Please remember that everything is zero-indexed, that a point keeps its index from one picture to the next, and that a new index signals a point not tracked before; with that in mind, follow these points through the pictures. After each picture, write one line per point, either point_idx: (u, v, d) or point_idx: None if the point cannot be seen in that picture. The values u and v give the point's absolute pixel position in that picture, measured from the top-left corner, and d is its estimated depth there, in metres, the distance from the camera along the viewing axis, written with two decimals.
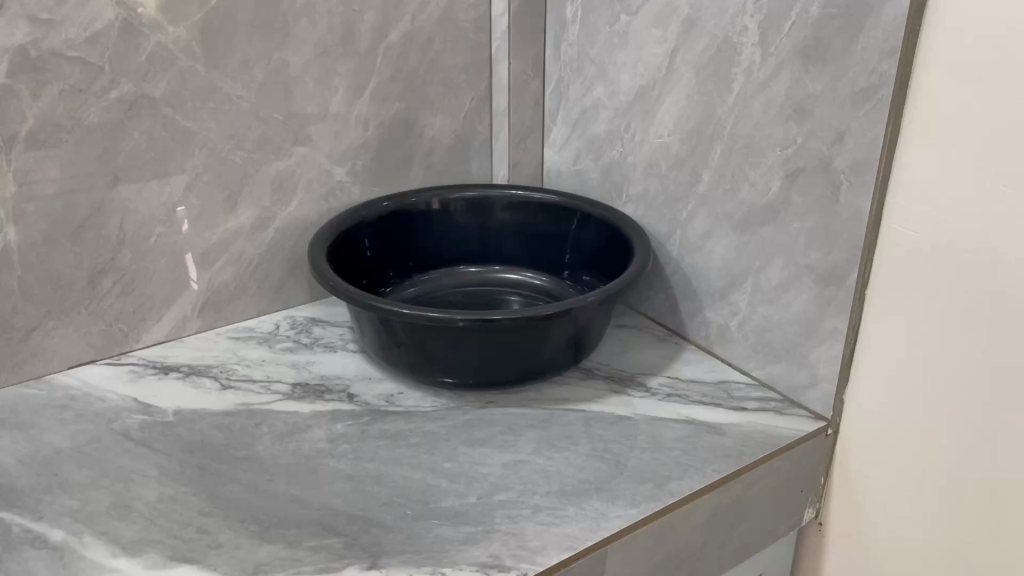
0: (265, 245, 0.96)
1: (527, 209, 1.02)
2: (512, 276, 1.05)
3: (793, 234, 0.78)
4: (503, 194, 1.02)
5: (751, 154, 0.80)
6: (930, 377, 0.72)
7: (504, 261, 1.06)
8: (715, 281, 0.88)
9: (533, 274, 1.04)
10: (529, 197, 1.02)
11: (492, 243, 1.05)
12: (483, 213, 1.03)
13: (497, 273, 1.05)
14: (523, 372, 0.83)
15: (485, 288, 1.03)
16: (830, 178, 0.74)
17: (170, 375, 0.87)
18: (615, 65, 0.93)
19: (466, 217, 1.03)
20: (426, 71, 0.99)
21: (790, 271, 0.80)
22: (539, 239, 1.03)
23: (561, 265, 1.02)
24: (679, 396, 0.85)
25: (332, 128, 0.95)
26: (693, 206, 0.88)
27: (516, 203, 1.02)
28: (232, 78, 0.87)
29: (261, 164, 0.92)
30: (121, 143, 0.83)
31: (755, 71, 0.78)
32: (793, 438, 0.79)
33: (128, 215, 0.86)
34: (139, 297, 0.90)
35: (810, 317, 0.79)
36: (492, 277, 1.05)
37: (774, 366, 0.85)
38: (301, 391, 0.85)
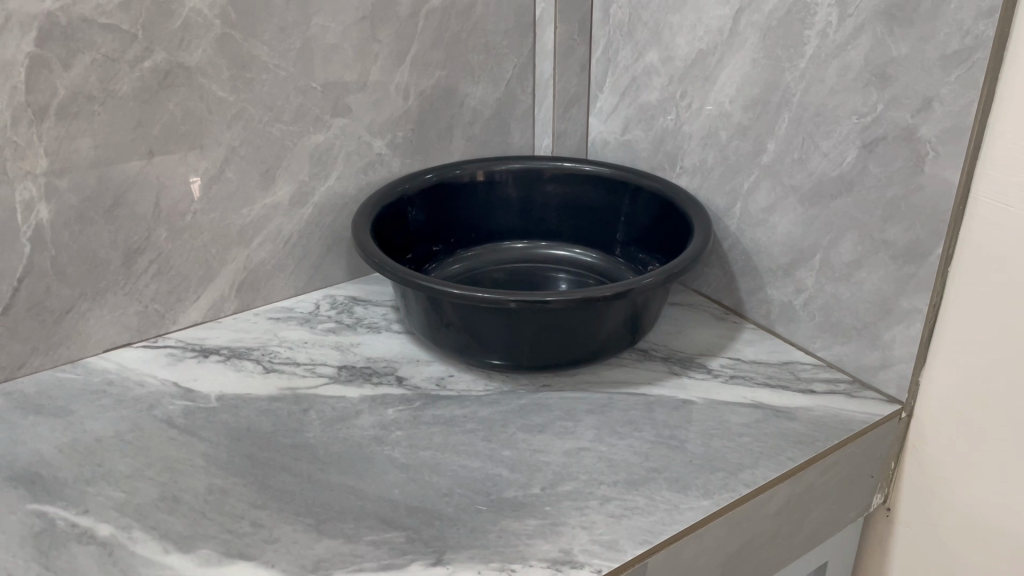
0: (303, 222, 0.92)
1: (575, 181, 0.98)
2: (560, 253, 1.01)
3: (870, 208, 0.74)
4: (550, 164, 0.98)
5: (823, 123, 0.75)
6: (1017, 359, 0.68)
7: (550, 237, 1.01)
8: (779, 257, 0.84)
9: (582, 250, 1.00)
10: (577, 168, 0.97)
11: (538, 217, 1.01)
12: (528, 186, 0.99)
13: (543, 249, 1.01)
14: (578, 354, 0.79)
15: (532, 266, 0.99)
16: (913, 148, 0.69)
17: (210, 359, 0.84)
18: (671, 29, 0.88)
19: (511, 189, 0.99)
20: (468, 36, 0.95)
21: (864, 246, 0.76)
22: (587, 213, 0.99)
23: (611, 241, 0.98)
24: (743, 378, 0.81)
25: (371, 97, 0.91)
26: (756, 178, 0.84)
27: (563, 174, 0.98)
28: (269, 45, 0.82)
29: (300, 136, 0.88)
30: (155, 115, 0.79)
31: (829, 34, 0.73)
32: (867, 423, 0.75)
33: (163, 192, 0.82)
34: (176, 276, 0.86)
35: (886, 295, 0.75)
36: (538, 254, 1.01)
37: (842, 346, 0.81)
38: (348, 374, 0.81)
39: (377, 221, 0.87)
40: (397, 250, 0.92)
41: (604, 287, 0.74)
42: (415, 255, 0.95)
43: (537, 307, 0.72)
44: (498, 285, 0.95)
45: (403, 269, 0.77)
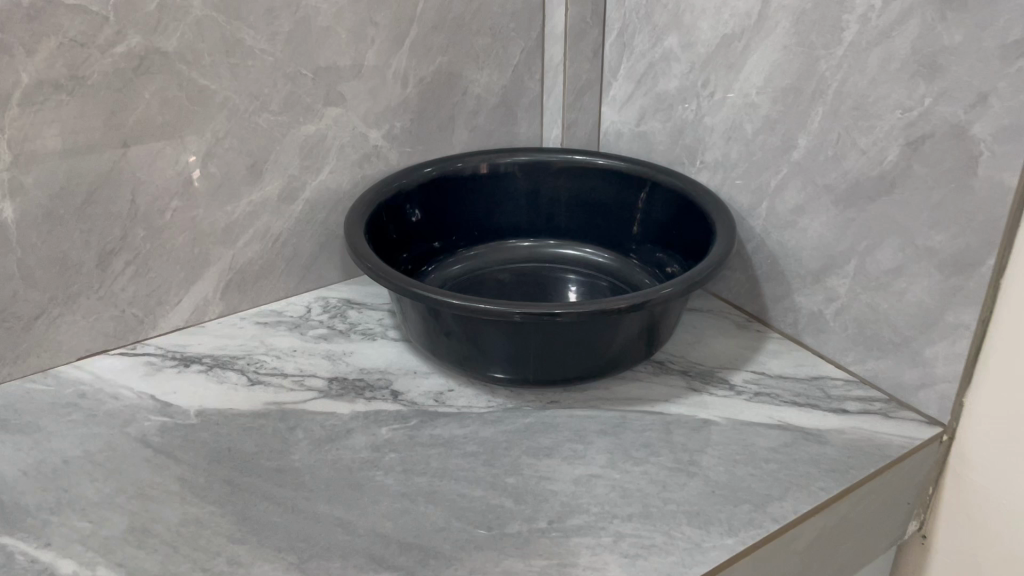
0: (294, 219, 0.85)
1: (586, 176, 0.92)
2: (570, 253, 0.94)
3: (913, 212, 0.67)
4: (560, 158, 0.91)
5: (862, 118, 0.68)
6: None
7: (559, 235, 0.95)
8: (809, 263, 0.77)
9: (593, 250, 0.94)
10: (588, 162, 0.91)
11: (546, 213, 0.94)
12: (536, 180, 0.93)
13: (550, 249, 0.95)
14: (588, 368, 0.73)
15: (539, 266, 0.93)
16: (964, 147, 0.62)
17: (191, 369, 0.78)
18: (693, 12, 0.81)
19: (517, 184, 0.93)
20: (472, 18, 0.87)
21: (905, 254, 0.69)
22: (599, 210, 0.93)
23: (624, 240, 0.92)
24: (769, 395, 0.74)
25: (367, 85, 0.84)
26: (784, 176, 0.77)
27: (574, 168, 0.92)
28: (255, 28, 0.75)
29: (289, 128, 0.81)
30: (129, 105, 0.72)
31: (871, 19, 0.65)
32: (905, 449, 0.68)
33: (140, 188, 0.76)
34: (155, 279, 0.80)
35: (928, 308, 0.68)
36: (547, 253, 0.95)
37: (877, 361, 0.74)
38: (339, 388, 0.75)
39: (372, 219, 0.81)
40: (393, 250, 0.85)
41: (618, 298, 0.67)
42: (415, 255, 0.88)
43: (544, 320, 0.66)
44: (502, 287, 0.89)
45: (398, 275, 0.70)
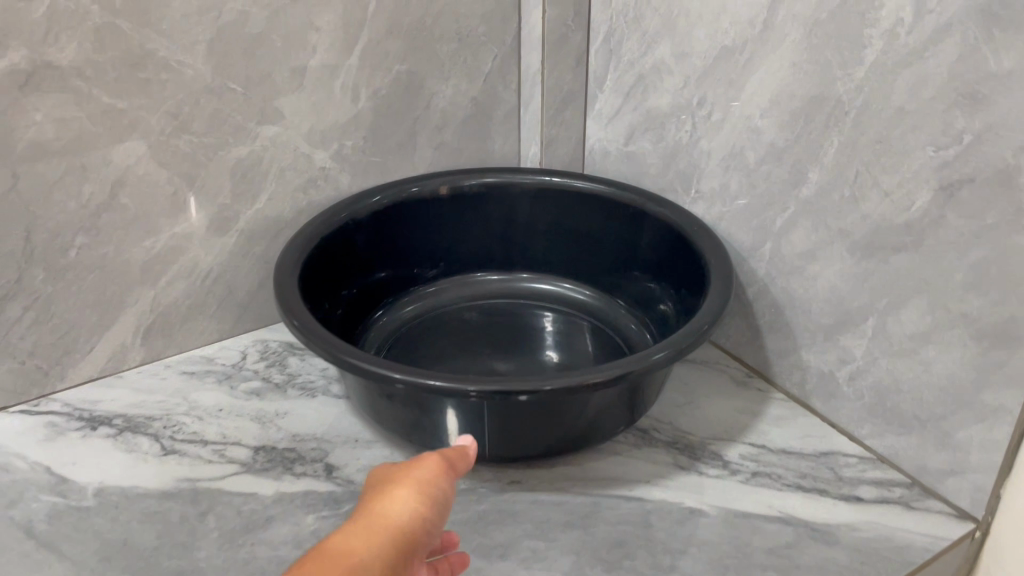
0: (226, 253, 0.74)
1: (564, 202, 0.80)
2: (546, 288, 0.84)
3: (947, 270, 0.55)
4: (534, 180, 0.80)
5: (886, 154, 0.57)
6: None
7: (534, 268, 0.84)
8: (820, 317, 0.65)
9: (572, 285, 0.83)
10: (567, 186, 0.79)
11: (521, 244, 0.83)
12: (507, 205, 0.81)
13: (523, 282, 0.84)
14: (554, 443, 0.61)
15: (511, 304, 0.82)
16: (1015, 198, 0.50)
17: (97, 434, 0.67)
18: (688, 17, 0.69)
19: (485, 210, 0.81)
20: (435, 21, 0.76)
21: (935, 318, 0.57)
22: (581, 240, 0.81)
23: (609, 277, 0.81)
24: (769, 477, 0.63)
25: (310, 100, 0.72)
26: (793, 214, 0.65)
27: (550, 193, 0.80)
28: (169, 36, 0.64)
29: (217, 150, 0.70)
30: (17, 128, 0.61)
31: (901, 35, 0.53)
32: (931, 552, 0.57)
33: (36, 224, 0.65)
34: (61, 325, 0.69)
35: (962, 384, 0.57)
36: (521, 288, 0.84)
37: (898, 437, 0.62)
38: (264, 461, 0.64)
39: (311, 260, 0.69)
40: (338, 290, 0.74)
41: (590, 371, 0.55)
42: (363, 292, 0.77)
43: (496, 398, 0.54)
44: (466, 333, 0.78)
45: (326, 333, 0.58)
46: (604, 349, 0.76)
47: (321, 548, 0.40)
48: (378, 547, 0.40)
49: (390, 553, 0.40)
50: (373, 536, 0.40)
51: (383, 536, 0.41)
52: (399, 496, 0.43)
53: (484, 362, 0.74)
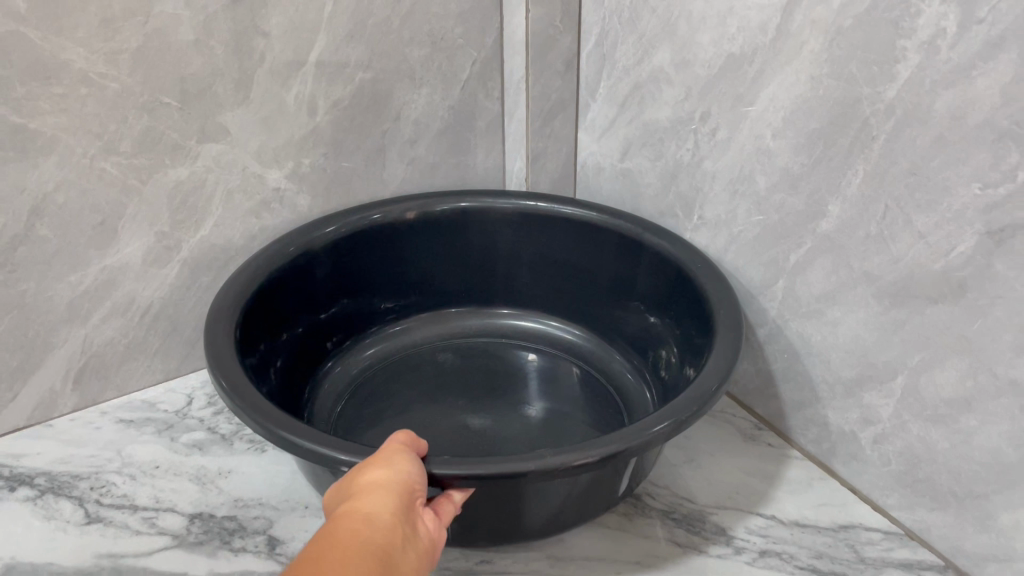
0: (168, 285, 0.66)
1: (549, 230, 0.71)
2: (529, 325, 0.77)
3: (993, 329, 0.46)
4: (514, 205, 0.71)
5: (922, 189, 0.48)
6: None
7: (516, 305, 0.77)
8: (838, 368, 0.57)
9: (559, 324, 0.76)
10: (552, 212, 0.70)
11: (503, 276, 0.76)
12: (485, 233, 0.73)
13: (504, 318, 0.78)
14: (534, 531, 0.52)
15: (490, 343, 0.75)
16: None
17: (15, 496, 0.59)
18: (689, 20, 0.60)
19: (459, 238, 0.73)
20: (403, 23, 0.67)
21: (978, 383, 0.48)
22: (569, 274, 0.73)
23: (601, 317, 0.73)
24: (780, 556, 0.54)
25: (260, 114, 0.64)
26: (808, 251, 0.56)
27: (534, 220, 0.71)
28: (89, 46, 0.55)
29: (152, 173, 0.62)
30: None
31: (944, 49, 0.44)
32: None
33: None
34: None
35: (1009, 461, 0.48)
36: (502, 326, 0.77)
37: (929, 513, 0.54)
38: (200, 532, 0.56)
39: (251, 306, 0.60)
40: (284, 333, 0.65)
41: (574, 449, 0.45)
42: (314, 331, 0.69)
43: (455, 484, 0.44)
44: (437, 377, 0.70)
45: (259, 402, 0.49)
46: (593, 399, 0.68)
47: (339, 513, 0.40)
48: (388, 497, 0.40)
49: (398, 502, 0.40)
50: (378, 490, 0.41)
51: (391, 489, 0.41)
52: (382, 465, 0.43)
53: (457, 417, 0.65)
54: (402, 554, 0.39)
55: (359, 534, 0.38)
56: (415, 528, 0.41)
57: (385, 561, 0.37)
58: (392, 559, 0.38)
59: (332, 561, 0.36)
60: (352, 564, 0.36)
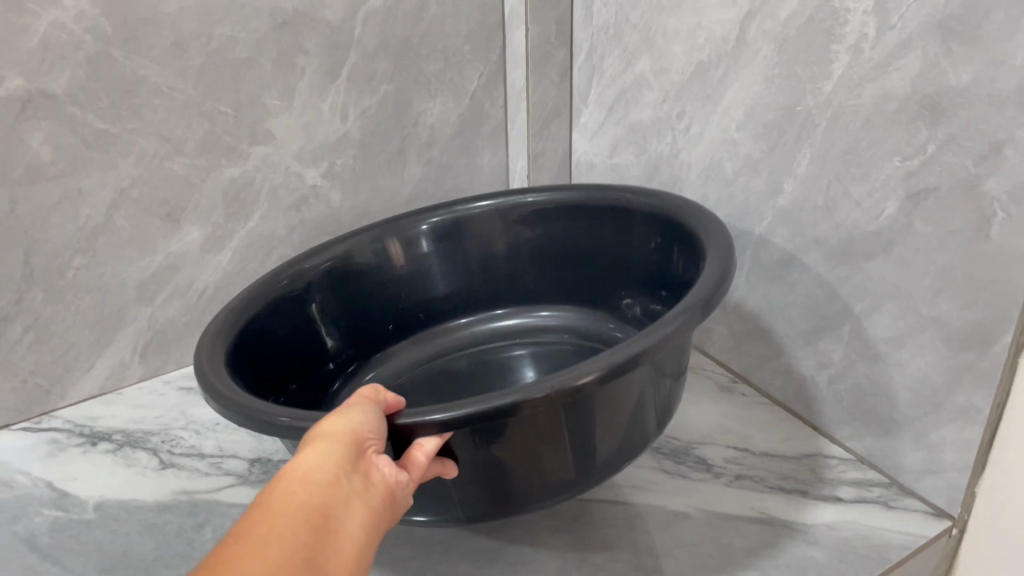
0: (221, 271, 0.76)
1: (531, 217, 0.76)
2: (533, 320, 0.80)
3: (916, 276, 0.57)
4: (489, 206, 0.76)
5: (855, 164, 0.58)
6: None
7: (506, 304, 0.80)
8: (798, 322, 0.68)
9: (564, 313, 0.80)
10: (518, 204, 0.76)
11: (490, 279, 0.79)
12: (471, 241, 0.77)
13: (506, 320, 0.81)
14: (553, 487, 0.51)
15: (493, 351, 0.78)
16: (974, 205, 0.52)
17: (97, 449, 0.69)
18: (665, 35, 0.71)
19: (449, 253, 0.77)
20: (421, 42, 0.77)
21: (907, 323, 0.59)
22: (558, 259, 0.78)
23: (603, 292, 0.77)
24: (752, 479, 0.64)
25: (300, 120, 0.74)
26: (770, 224, 0.67)
27: (510, 215, 0.76)
28: (161, 63, 0.66)
29: (209, 171, 0.72)
30: (13, 154, 0.64)
31: (865, 50, 0.55)
32: (909, 551, 0.58)
33: (34, 246, 0.67)
34: (60, 345, 0.71)
35: (935, 385, 0.58)
36: (500, 326, 0.80)
37: (877, 440, 0.64)
38: (260, 472, 0.66)
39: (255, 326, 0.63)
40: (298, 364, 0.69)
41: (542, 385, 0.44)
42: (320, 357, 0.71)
43: (422, 434, 0.44)
44: (456, 383, 0.74)
45: (260, 404, 0.48)
46: None
47: (276, 474, 0.37)
48: (333, 451, 0.39)
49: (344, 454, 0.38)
50: (319, 447, 0.39)
51: (336, 441, 0.39)
52: (334, 418, 0.41)
53: None
54: (345, 515, 0.36)
55: (292, 499, 0.35)
56: (366, 479, 0.39)
57: (318, 536, 0.34)
58: (331, 520, 0.35)
59: (253, 540, 0.32)
60: (274, 546, 0.32)
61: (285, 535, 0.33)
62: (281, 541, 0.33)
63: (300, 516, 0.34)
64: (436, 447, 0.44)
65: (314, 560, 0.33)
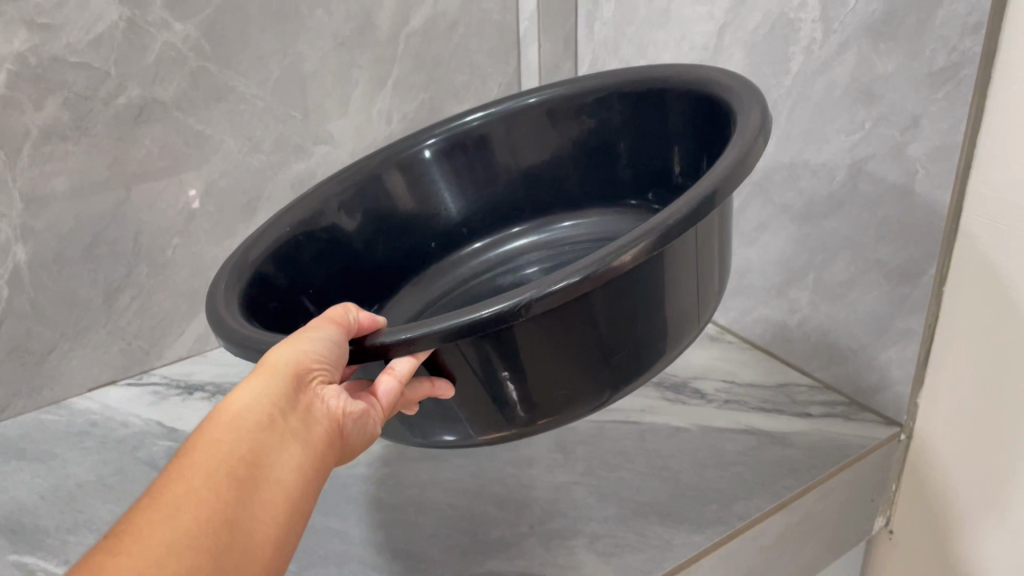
0: None
1: (535, 123, 0.72)
2: (565, 231, 0.74)
3: (862, 227, 0.72)
4: (485, 117, 0.72)
5: (811, 142, 0.74)
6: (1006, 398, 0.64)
7: (519, 225, 0.76)
8: (771, 277, 0.83)
9: (600, 216, 0.73)
10: (519, 108, 0.72)
11: (512, 190, 0.75)
12: (478, 153, 0.73)
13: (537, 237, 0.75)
14: (585, 389, 0.49)
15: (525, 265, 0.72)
16: (904, 166, 0.66)
17: (194, 396, 0.83)
18: (656, 46, 0.86)
19: (458, 168, 0.73)
20: (452, 57, 0.92)
21: (857, 267, 0.73)
22: (578, 160, 0.73)
23: (633, 187, 0.71)
24: (739, 403, 0.79)
25: (353, 123, 0.89)
26: (747, 196, 0.83)
27: (512, 119, 0.72)
28: (246, 75, 0.80)
29: (281, 166, 0.87)
30: (130, 151, 0.78)
31: (816, 50, 0.70)
32: (864, 448, 0.72)
33: (142, 227, 0.81)
34: (158, 313, 0.86)
35: (881, 315, 0.73)
36: (519, 245, 0.75)
37: (838, 368, 0.79)
38: None
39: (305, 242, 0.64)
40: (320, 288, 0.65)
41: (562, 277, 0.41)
42: (373, 285, 0.70)
43: (396, 353, 0.42)
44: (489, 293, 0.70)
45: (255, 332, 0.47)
46: None
47: (209, 412, 0.38)
48: (271, 388, 0.39)
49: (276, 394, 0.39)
50: (252, 385, 0.39)
51: (275, 377, 0.39)
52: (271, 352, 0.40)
53: None
54: (276, 457, 0.37)
55: (219, 446, 0.36)
56: (305, 414, 0.39)
57: (245, 481, 0.35)
58: (261, 467, 0.36)
59: (176, 489, 0.33)
60: (196, 495, 0.33)
61: (208, 491, 0.34)
62: (204, 496, 0.33)
63: (227, 462, 0.35)
64: (408, 367, 0.43)
65: (236, 510, 0.34)
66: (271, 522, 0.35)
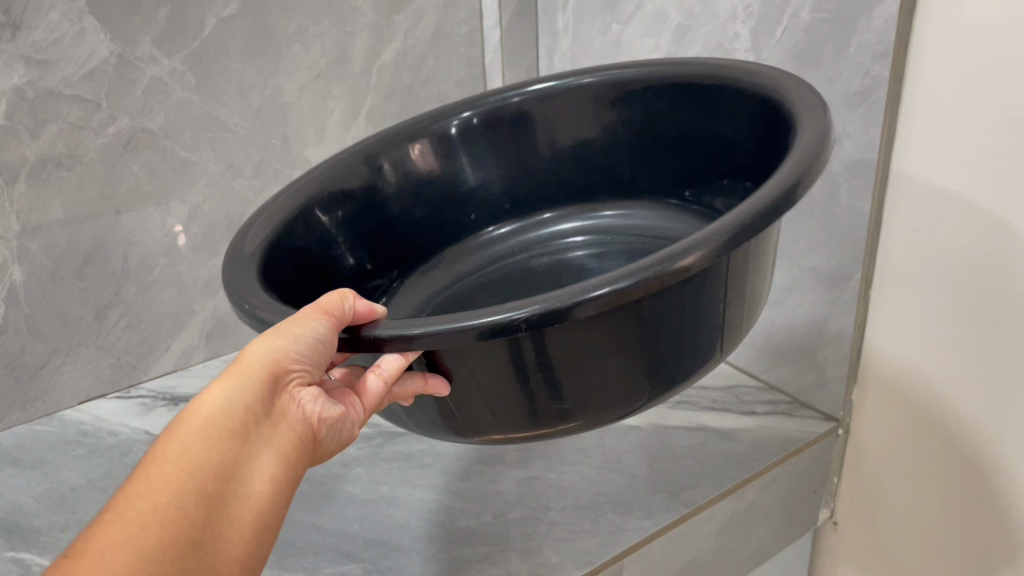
0: None
1: (581, 108, 0.69)
2: (592, 224, 0.72)
3: (797, 237, 0.78)
4: (527, 95, 0.70)
5: None
6: (935, 388, 0.71)
7: (558, 208, 0.73)
8: None
9: (626, 216, 0.71)
10: (573, 86, 0.69)
11: (556, 174, 0.72)
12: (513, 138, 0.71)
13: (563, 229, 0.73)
14: (620, 399, 0.46)
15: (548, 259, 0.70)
16: (830, 180, 0.73)
17: (179, 407, 0.89)
18: None
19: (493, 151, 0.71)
20: (421, 87, 0.99)
21: (794, 274, 0.80)
22: (619, 148, 0.70)
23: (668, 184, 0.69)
24: (690, 403, 0.85)
25: (330, 149, 0.95)
26: None
27: (558, 99, 0.69)
28: (229, 105, 0.86)
29: (261, 190, 0.92)
30: (120, 177, 0.83)
31: None
32: (802, 442, 0.78)
33: (131, 248, 0.87)
34: (146, 329, 0.91)
35: (816, 318, 0.79)
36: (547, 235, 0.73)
37: (781, 369, 0.85)
38: None
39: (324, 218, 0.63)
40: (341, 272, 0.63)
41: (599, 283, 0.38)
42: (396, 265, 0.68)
43: (391, 349, 0.39)
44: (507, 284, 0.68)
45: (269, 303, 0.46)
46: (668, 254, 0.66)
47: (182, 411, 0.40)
48: (245, 391, 0.41)
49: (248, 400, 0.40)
50: (226, 387, 0.40)
51: (251, 379, 0.41)
52: (246, 351, 0.42)
53: None
54: (245, 466, 0.39)
55: (190, 454, 0.38)
56: (274, 422, 0.41)
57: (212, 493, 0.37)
58: (231, 479, 0.38)
59: (144, 499, 0.35)
60: (165, 506, 0.35)
61: (173, 506, 0.36)
62: (171, 511, 0.35)
63: (196, 472, 0.37)
64: (392, 371, 0.43)
65: (202, 524, 0.36)
66: (238, 532, 0.37)
